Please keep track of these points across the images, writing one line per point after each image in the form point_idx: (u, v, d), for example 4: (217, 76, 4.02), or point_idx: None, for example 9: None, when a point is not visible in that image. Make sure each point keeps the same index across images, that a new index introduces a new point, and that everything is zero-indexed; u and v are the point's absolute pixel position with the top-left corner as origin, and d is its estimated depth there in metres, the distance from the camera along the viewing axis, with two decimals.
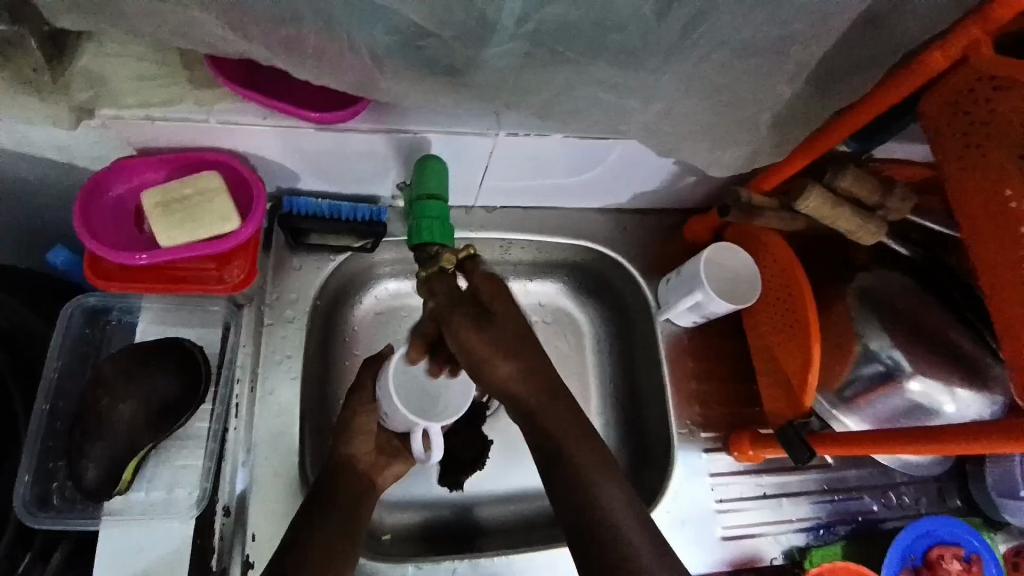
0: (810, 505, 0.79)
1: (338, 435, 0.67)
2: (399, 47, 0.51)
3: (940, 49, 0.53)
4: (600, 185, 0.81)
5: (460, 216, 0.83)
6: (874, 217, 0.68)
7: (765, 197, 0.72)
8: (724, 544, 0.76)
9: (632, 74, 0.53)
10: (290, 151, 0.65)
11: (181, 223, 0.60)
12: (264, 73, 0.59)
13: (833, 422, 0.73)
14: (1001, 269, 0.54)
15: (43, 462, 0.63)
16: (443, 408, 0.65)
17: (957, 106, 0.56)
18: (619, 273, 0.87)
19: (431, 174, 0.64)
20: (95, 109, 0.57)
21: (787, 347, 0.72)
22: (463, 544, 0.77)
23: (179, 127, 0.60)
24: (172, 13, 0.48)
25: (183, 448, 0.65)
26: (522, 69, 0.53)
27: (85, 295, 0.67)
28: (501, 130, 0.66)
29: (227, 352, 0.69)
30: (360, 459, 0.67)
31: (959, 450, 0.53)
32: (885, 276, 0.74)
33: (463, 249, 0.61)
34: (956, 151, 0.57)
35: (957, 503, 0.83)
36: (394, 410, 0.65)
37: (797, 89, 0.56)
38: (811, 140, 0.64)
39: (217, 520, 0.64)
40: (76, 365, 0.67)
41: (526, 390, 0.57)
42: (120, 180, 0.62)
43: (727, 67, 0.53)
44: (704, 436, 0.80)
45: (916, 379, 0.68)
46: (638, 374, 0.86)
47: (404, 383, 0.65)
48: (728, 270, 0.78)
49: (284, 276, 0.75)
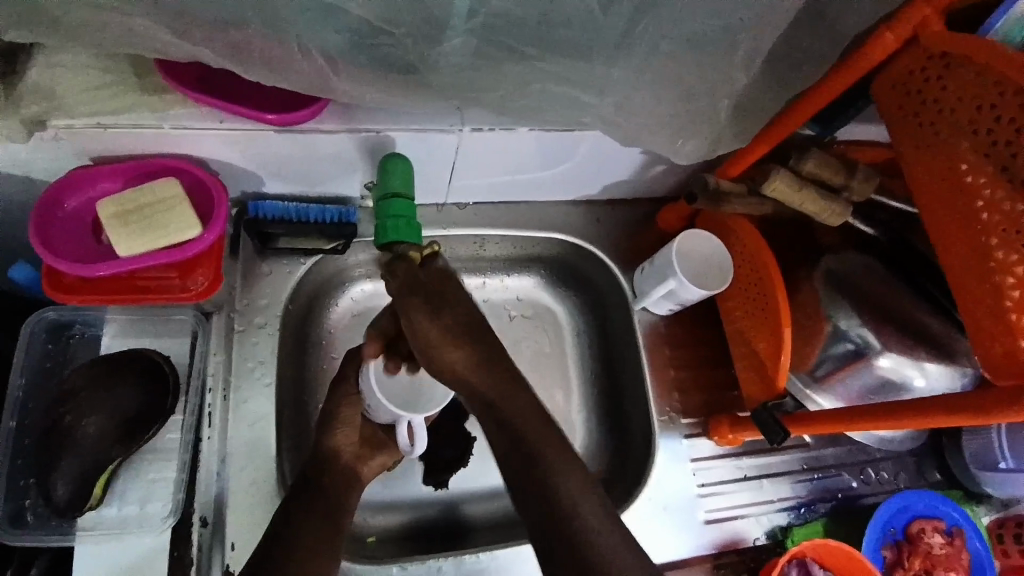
0: (791, 485, 0.80)
1: (323, 427, 0.66)
2: (352, 47, 0.51)
3: (889, 30, 0.54)
4: (569, 178, 0.81)
5: (430, 214, 0.82)
6: (840, 197, 0.68)
7: (732, 183, 0.72)
8: (708, 528, 0.77)
9: (584, 67, 0.53)
10: (253, 156, 0.65)
11: (140, 231, 0.59)
12: (219, 77, 0.58)
13: (807, 402, 0.74)
14: (955, 245, 0.55)
15: (12, 480, 0.61)
16: (427, 400, 0.63)
17: (908, 86, 0.57)
18: (594, 266, 0.87)
19: (395, 172, 0.63)
20: (46, 121, 0.56)
21: (761, 330, 0.73)
22: (449, 543, 0.77)
23: (132, 135, 0.59)
24: (114, 20, 0.47)
25: (155, 461, 0.65)
26: (476, 65, 0.53)
27: (45, 309, 0.66)
28: (464, 127, 0.66)
29: (196, 362, 0.68)
30: (345, 450, 0.66)
31: (927, 424, 0.54)
32: (854, 256, 0.75)
33: (429, 246, 0.61)
34: (909, 129, 0.58)
35: (936, 477, 0.84)
36: (377, 403, 0.63)
37: (751, 76, 0.57)
38: (769, 127, 0.64)
39: (194, 532, 0.63)
40: (41, 381, 0.65)
41: (482, 381, 0.56)
42: (75, 193, 0.61)
43: (679, 55, 0.53)
44: (684, 422, 0.81)
45: (887, 356, 0.69)
46: (617, 364, 0.86)
47: (387, 377, 0.63)
48: (699, 256, 0.78)
49: (254, 282, 0.74)
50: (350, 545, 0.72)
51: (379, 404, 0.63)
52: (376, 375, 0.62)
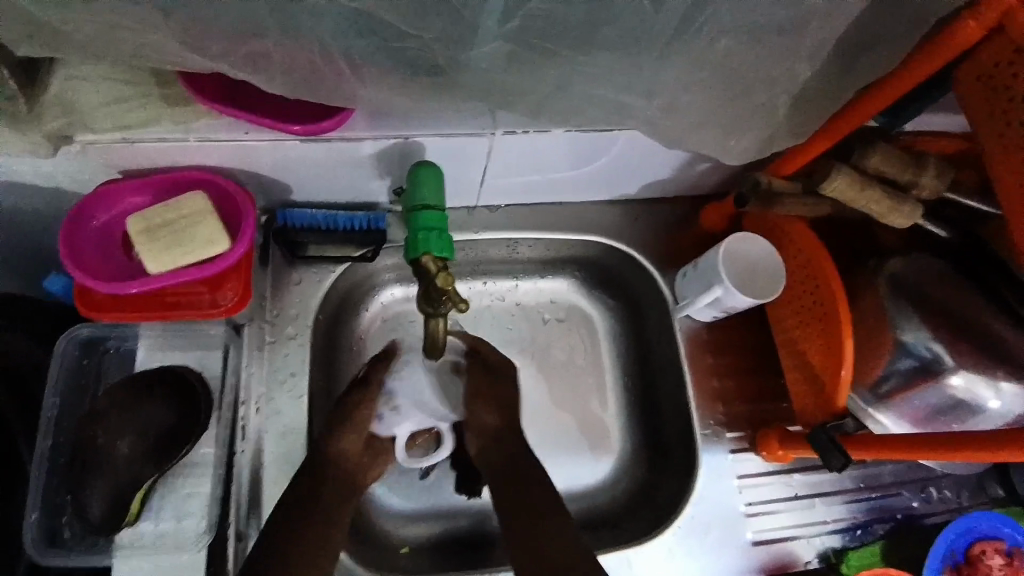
0: (845, 505, 0.75)
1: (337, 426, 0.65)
2: (375, 51, 0.47)
3: (973, 17, 0.48)
4: (607, 177, 0.77)
5: (461, 217, 0.79)
6: (909, 196, 0.62)
7: (786, 181, 0.67)
8: (754, 549, 0.73)
9: (630, 67, 0.49)
10: (279, 164, 0.63)
11: (169, 248, 0.58)
12: (243, 85, 0.56)
13: (868, 420, 0.68)
14: None
15: (50, 498, 0.62)
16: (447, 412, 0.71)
17: (993, 82, 0.52)
18: (632, 268, 0.83)
19: (426, 182, 0.61)
20: (71, 135, 0.55)
21: (816, 341, 0.68)
22: (480, 553, 0.73)
23: (159, 147, 0.58)
24: (129, 34, 0.45)
25: (188, 477, 0.64)
26: (510, 69, 0.49)
27: (80, 326, 0.66)
28: (496, 129, 0.62)
29: (230, 377, 0.68)
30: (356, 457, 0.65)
31: (989, 457, 0.50)
32: (917, 259, 0.70)
33: (442, 274, 0.59)
34: (992, 128, 0.53)
35: (998, 492, 0.78)
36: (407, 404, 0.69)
37: (814, 69, 0.52)
38: (830, 124, 0.59)
39: (229, 546, 0.64)
40: (76, 398, 0.65)
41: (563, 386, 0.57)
42: (104, 209, 0.61)
43: (734, 52, 0.48)
44: (729, 436, 0.76)
45: (959, 374, 0.63)
46: (657, 371, 0.82)
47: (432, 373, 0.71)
48: (747, 259, 0.73)
49: (283, 292, 0.73)
50: (378, 558, 0.70)
51: (406, 405, 0.69)
52: (423, 383, 0.70)
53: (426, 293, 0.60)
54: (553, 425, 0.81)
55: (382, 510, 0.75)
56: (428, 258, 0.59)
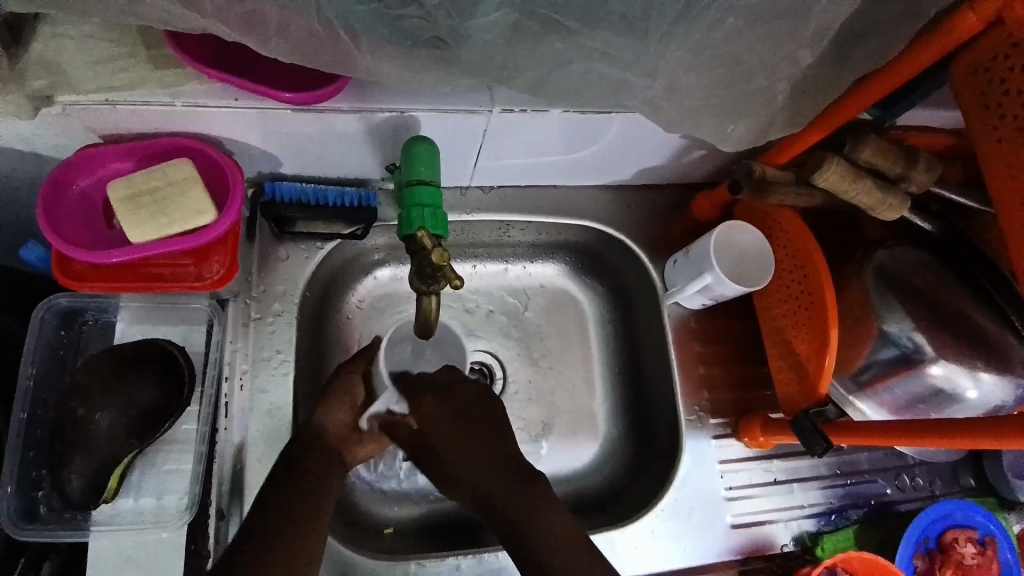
0: (822, 492, 0.77)
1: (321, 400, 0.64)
2: (376, 18, 0.47)
3: (972, 10, 0.48)
4: (601, 161, 0.76)
5: (454, 197, 0.78)
6: (898, 189, 0.63)
7: (778, 171, 0.67)
8: (734, 532, 0.74)
9: (634, 45, 0.49)
10: (269, 135, 0.61)
11: (151, 217, 0.57)
12: (234, 51, 0.54)
13: (847, 408, 0.70)
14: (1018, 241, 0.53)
15: (24, 471, 0.60)
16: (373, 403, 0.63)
17: (988, 74, 0.54)
18: (623, 254, 0.83)
19: (421, 158, 0.59)
20: (53, 96, 0.52)
21: (802, 329, 0.69)
22: (465, 535, 0.73)
23: (144, 111, 0.56)
24: None
25: (170, 453, 0.63)
26: (512, 41, 0.48)
27: (57, 295, 0.64)
28: (493, 107, 0.61)
29: (214, 351, 0.66)
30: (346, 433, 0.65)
31: (964, 445, 0.51)
32: (900, 250, 0.71)
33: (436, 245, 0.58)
34: (985, 120, 0.55)
35: (971, 482, 0.80)
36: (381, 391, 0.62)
37: (815, 56, 0.52)
38: (827, 112, 0.59)
39: (211, 523, 0.62)
40: (53, 371, 0.63)
41: None
42: (83, 174, 0.59)
43: (739, 33, 0.49)
44: (713, 422, 0.77)
45: (938, 364, 0.65)
46: (644, 358, 0.83)
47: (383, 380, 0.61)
48: (737, 248, 0.73)
49: (271, 267, 0.71)
50: (364, 538, 0.70)
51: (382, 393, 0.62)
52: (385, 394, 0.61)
53: (420, 270, 0.60)
54: (540, 411, 0.81)
55: (366, 489, 0.74)
56: (422, 231, 0.58)
